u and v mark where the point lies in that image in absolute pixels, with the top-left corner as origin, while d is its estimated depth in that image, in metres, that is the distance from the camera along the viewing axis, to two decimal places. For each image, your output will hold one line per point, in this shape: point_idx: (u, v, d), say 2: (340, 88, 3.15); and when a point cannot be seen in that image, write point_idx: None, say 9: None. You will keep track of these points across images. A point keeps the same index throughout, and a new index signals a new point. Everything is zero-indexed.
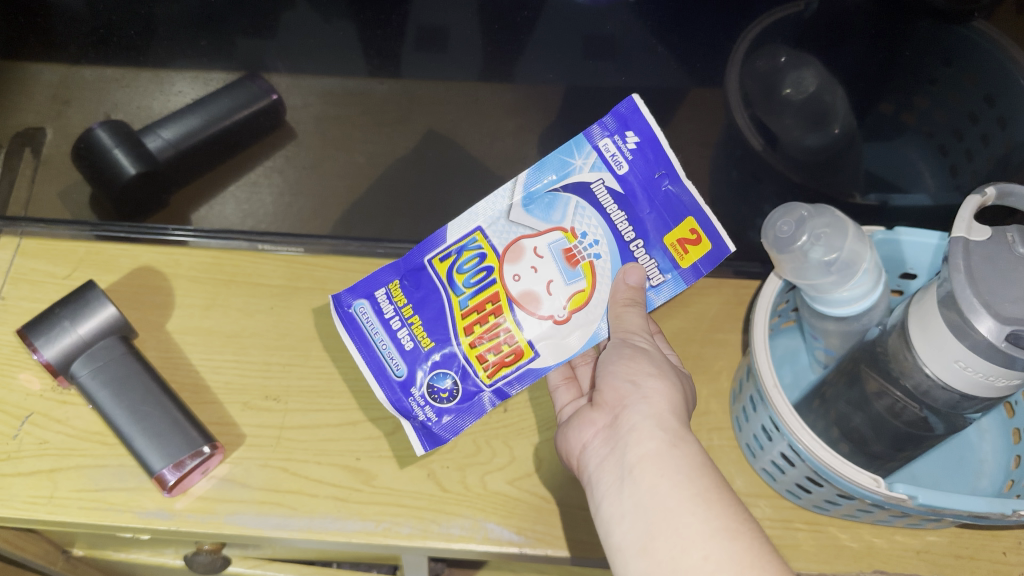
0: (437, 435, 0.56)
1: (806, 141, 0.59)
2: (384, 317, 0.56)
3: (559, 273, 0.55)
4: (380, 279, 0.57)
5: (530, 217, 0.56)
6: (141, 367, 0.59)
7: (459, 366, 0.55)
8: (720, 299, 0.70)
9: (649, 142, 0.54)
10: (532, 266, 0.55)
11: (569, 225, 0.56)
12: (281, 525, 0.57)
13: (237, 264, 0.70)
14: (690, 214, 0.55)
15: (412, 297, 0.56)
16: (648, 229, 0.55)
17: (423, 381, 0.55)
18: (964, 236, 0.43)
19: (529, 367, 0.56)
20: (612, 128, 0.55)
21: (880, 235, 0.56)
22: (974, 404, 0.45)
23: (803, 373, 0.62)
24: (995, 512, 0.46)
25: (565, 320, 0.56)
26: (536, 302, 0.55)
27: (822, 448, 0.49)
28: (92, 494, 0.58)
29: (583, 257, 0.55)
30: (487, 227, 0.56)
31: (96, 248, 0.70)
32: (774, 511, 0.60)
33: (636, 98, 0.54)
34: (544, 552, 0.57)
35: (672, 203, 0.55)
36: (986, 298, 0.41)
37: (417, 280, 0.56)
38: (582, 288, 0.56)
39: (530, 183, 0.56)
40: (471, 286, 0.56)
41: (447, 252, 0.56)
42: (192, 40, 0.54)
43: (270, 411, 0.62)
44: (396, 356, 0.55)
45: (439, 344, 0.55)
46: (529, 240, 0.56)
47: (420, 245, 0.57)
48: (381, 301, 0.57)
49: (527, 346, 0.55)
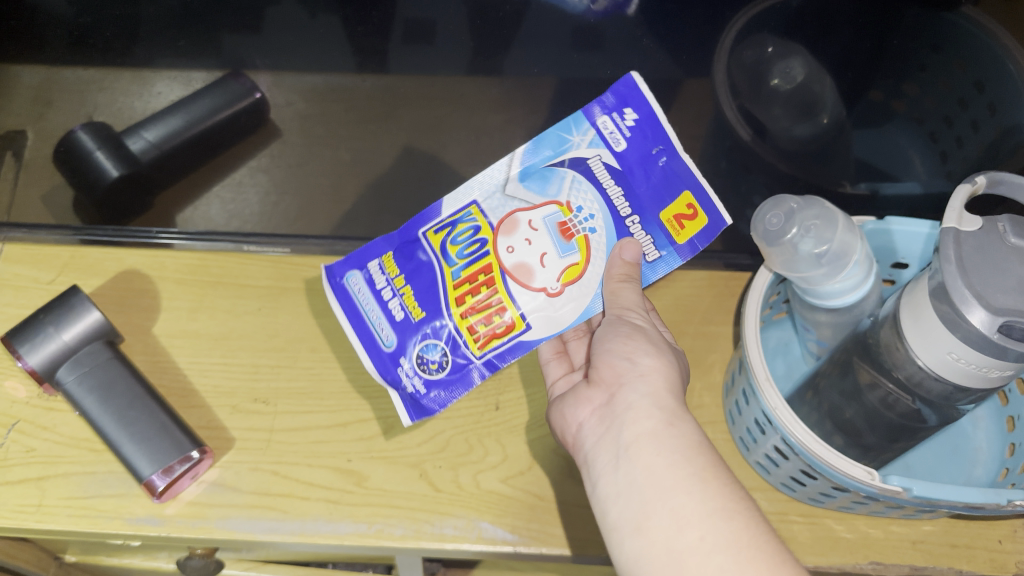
0: (424, 407, 0.56)
1: (795, 132, 0.59)
2: (376, 289, 0.57)
3: (553, 246, 0.55)
4: (374, 251, 0.59)
5: (528, 189, 0.56)
6: (128, 372, 0.58)
7: (448, 337, 0.55)
8: (711, 292, 0.69)
9: (646, 119, 0.55)
10: (526, 238, 0.55)
11: (564, 199, 0.56)
12: (272, 529, 0.57)
13: (223, 265, 0.69)
14: (686, 189, 0.55)
15: (405, 268, 0.57)
16: (643, 206, 0.56)
17: (413, 352, 0.56)
18: (955, 226, 0.42)
19: (519, 340, 0.55)
20: (611, 105, 0.56)
21: (871, 224, 0.55)
22: (966, 396, 0.45)
23: (796, 365, 0.62)
24: (990, 502, 0.46)
25: (559, 295, 0.55)
26: (530, 275, 0.55)
27: (815, 442, 0.48)
28: (81, 502, 0.57)
29: (577, 230, 0.55)
30: (482, 202, 0.57)
31: (80, 252, 0.68)
32: (769, 504, 0.60)
33: (637, 74, 0.55)
34: (538, 550, 0.57)
35: (670, 175, 0.55)
36: (979, 289, 0.40)
37: (410, 252, 0.57)
38: (576, 262, 0.55)
39: (527, 158, 0.57)
40: (464, 258, 0.56)
41: (441, 226, 0.57)
42: (170, 41, 0.54)
43: (259, 414, 0.62)
44: (386, 326, 0.56)
45: (430, 315, 0.56)
46: (523, 212, 0.56)
47: (415, 218, 0.58)
48: (373, 272, 0.58)
49: (519, 319, 0.55)
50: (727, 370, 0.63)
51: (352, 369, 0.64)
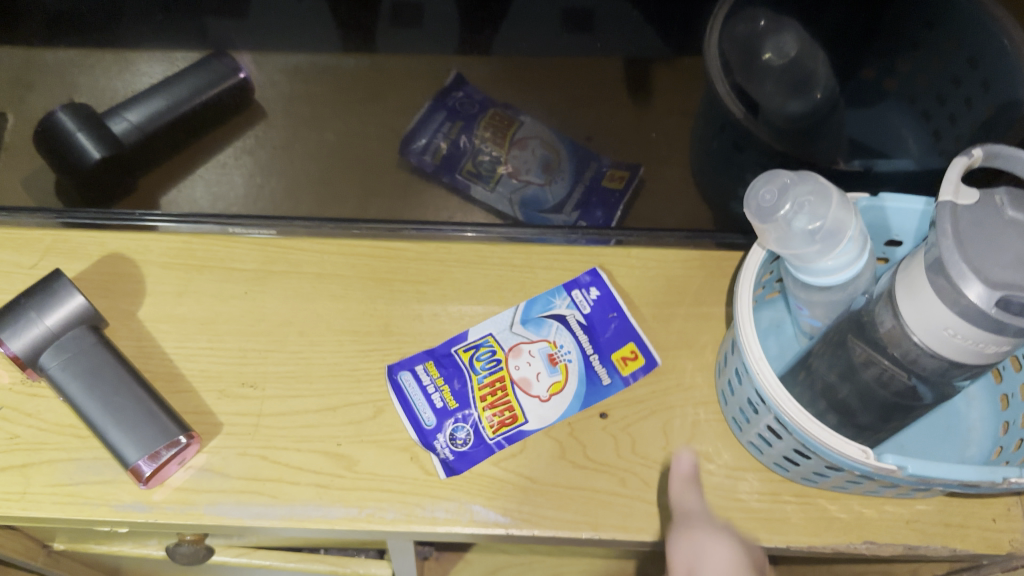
0: (457, 465, 0.58)
1: (788, 108, 0.68)
2: (424, 385, 0.61)
3: (543, 368, 0.63)
4: (417, 355, 0.63)
5: (526, 329, 0.64)
6: (113, 357, 0.57)
7: (473, 422, 0.60)
8: (704, 272, 0.68)
9: (607, 298, 0.66)
10: (527, 360, 0.63)
11: (552, 337, 0.64)
12: (261, 514, 0.56)
13: (208, 249, 0.67)
14: (631, 339, 0.64)
15: (445, 372, 0.62)
16: (601, 346, 0.64)
17: (448, 430, 0.60)
18: (951, 199, 0.42)
19: (520, 430, 0.60)
20: (582, 283, 0.67)
21: (865, 201, 0.55)
22: (962, 372, 0.44)
23: (789, 345, 0.62)
24: (985, 480, 0.45)
25: (548, 403, 0.61)
26: (529, 385, 0.62)
27: (807, 420, 0.48)
28: (66, 489, 0.56)
29: (561, 359, 0.63)
30: (498, 333, 0.64)
31: (63, 235, 0.66)
32: (762, 484, 0.59)
33: (598, 267, 0.68)
34: (530, 532, 0.56)
35: (623, 332, 0.65)
36: (975, 264, 0.40)
37: (448, 365, 0.63)
38: (559, 380, 0.62)
39: (528, 309, 0.65)
40: (485, 369, 0.63)
41: (470, 345, 0.64)
42: (150, 15, 0.61)
43: (247, 399, 0.61)
44: (428, 410, 0.61)
45: (462, 406, 0.61)
46: (525, 343, 0.64)
47: (446, 340, 0.64)
48: (421, 373, 0.62)
49: (521, 412, 0.61)
50: (720, 350, 0.62)
51: (341, 352, 0.63)
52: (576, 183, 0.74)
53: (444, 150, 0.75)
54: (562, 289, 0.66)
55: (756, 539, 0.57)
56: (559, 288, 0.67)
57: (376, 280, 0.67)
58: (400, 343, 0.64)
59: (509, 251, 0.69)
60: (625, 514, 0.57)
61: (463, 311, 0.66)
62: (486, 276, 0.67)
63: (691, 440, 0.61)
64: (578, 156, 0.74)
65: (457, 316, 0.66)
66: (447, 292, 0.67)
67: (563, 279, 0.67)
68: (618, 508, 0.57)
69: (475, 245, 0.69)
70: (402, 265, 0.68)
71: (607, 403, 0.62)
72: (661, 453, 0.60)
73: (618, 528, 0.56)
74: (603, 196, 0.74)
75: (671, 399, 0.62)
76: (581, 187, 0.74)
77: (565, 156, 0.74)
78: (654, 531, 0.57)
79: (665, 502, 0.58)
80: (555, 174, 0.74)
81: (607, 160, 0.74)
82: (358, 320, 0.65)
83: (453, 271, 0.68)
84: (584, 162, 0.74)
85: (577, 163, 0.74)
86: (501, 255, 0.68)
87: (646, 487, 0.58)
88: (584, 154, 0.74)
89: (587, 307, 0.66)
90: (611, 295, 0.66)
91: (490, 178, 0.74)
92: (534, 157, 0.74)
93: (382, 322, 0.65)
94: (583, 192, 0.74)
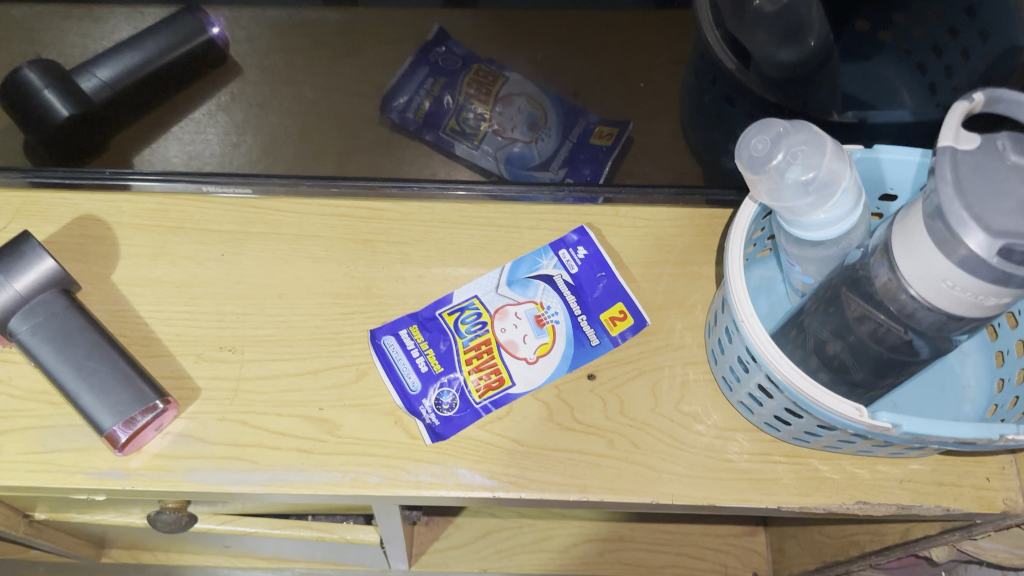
0: (443, 430, 0.57)
1: (780, 57, 0.64)
2: (408, 349, 0.60)
3: (530, 330, 0.61)
4: (402, 320, 0.61)
5: (512, 291, 0.63)
6: (85, 321, 0.56)
7: (458, 386, 0.59)
8: (693, 230, 0.67)
9: (595, 256, 0.64)
10: (514, 322, 0.62)
11: (539, 299, 0.63)
12: (242, 480, 0.55)
13: (184, 210, 0.65)
14: (620, 299, 0.63)
15: (430, 338, 0.61)
16: (590, 306, 0.62)
17: (433, 395, 0.58)
18: (952, 145, 0.40)
19: (507, 393, 0.59)
20: (568, 243, 0.65)
21: (859, 153, 0.53)
22: (960, 327, 0.43)
23: (779, 304, 0.60)
24: (982, 437, 0.44)
25: (535, 365, 0.60)
26: (515, 348, 0.61)
27: (800, 378, 0.47)
28: (40, 457, 0.55)
29: (548, 320, 0.62)
30: (483, 295, 0.63)
31: (32, 196, 0.64)
32: (752, 445, 0.58)
33: (586, 226, 0.66)
34: (517, 495, 0.55)
35: (612, 292, 0.63)
36: (976, 212, 0.38)
37: (434, 331, 0.61)
38: (547, 342, 0.61)
39: (513, 271, 0.64)
40: (471, 333, 0.61)
41: (455, 308, 0.62)
42: None
43: (225, 362, 0.59)
44: (412, 374, 0.59)
45: (447, 370, 0.60)
46: (511, 305, 0.62)
47: (431, 303, 0.62)
48: (405, 338, 0.60)
49: (507, 375, 0.59)
50: (709, 309, 0.61)
51: (321, 315, 0.61)
52: (563, 141, 0.79)
53: (427, 108, 0.80)
54: (549, 249, 0.65)
55: (746, 500, 0.56)
56: (545, 247, 0.65)
57: (357, 241, 0.65)
58: (383, 306, 0.62)
59: (494, 211, 0.67)
60: (614, 476, 0.56)
61: (447, 273, 0.64)
62: (471, 236, 0.66)
63: (681, 401, 0.59)
64: (564, 113, 0.80)
65: (441, 277, 0.64)
66: (430, 254, 0.65)
67: (550, 239, 0.66)
68: (606, 470, 0.56)
69: (459, 203, 0.67)
70: (385, 225, 0.66)
71: (595, 364, 0.60)
72: (651, 415, 0.59)
73: (607, 490, 0.55)
74: (592, 152, 0.78)
75: (660, 359, 0.61)
76: (568, 144, 0.79)
77: (549, 113, 0.80)
78: (643, 493, 0.55)
79: (654, 463, 0.57)
80: (542, 132, 0.79)
81: (595, 117, 0.80)
82: (339, 282, 0.63)
83: (437, 232, 0.66)
84: (571, 120, 0.80)
85: (564, 120, 0.80)
86: (486, 215, 0.67)
87: (635, 449, 0.57)
88: (570, 112, 0.80)
89: (574, 266, 0.64)
90: (600, 254, 0.64)
91: (474, 137, 0.79)
92: (520, 114, 0.80)
93: (364, 284, 0.63)
94: (570, 148, 0.78)
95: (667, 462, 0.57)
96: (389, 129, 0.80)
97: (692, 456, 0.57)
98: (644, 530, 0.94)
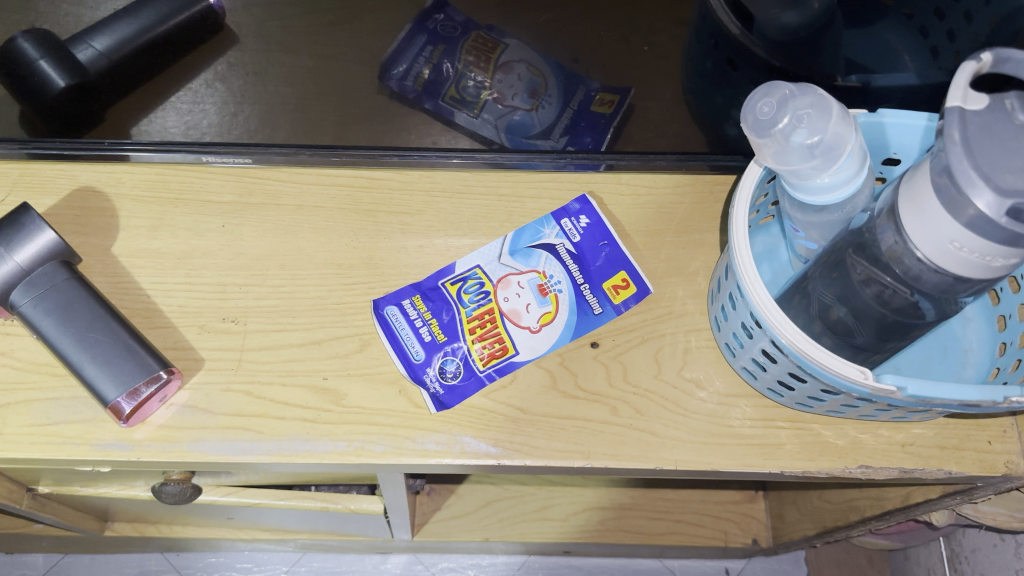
0: (449, 399, 0.57)
1: (784, 19, 0.66)
2: (411, 319, 0.60)
3: (533, 300, 0.61)
4: (405, 290, 0.61)
5: (514, 261, 0.63)
6: (87, 292, 0.55)
7: (462, 355, 0.59)
8: (694, 197, 0.66)
9: (597, 224, 0.64)
10: (517, 291, 0.62)
11: (542, 268, 0.63)
12: (247, 450, 0.55)
13: (183, 180, 0.65)
14: (623, 268, 0.63)
15: (434, 308, 0.61)
16: (592, 276, 0.62)
17: (437, 364, 0.59)
18: (960, 105, 0.40)
19: (511, 361, 0.59)
20: (569, 212, 0.65)
21: (863, 117, 0.53)
22: (966, 289, 0.43)
23: (782, 270, 0.60)
24: (986, 400, 0.44)
25: (538, 333, 0.60)
26: (519, 318, 0.61)
27: (805, 341, 0.47)
28: (45, 429, 0.55)
29: (551, 289, 0.62)
30: (486, 265, 0.63)
31: (30, 168, 0.64)
32: (755, 411, 0.58)
33: (588, 195, 0.66)
34: (522, 462, 0.55)
35: (614, 261, 0.63)
36: (986, 171, 0.39)
37: (437, 300, 0.61)
38: (549, 311, 0.61)
39: (514, 240, 0.64)
40: (474, 302, 0.61)
41: (458, 278, 0.62)
42: None
43: (229, 333, 0.59)
44: (416, 344, 0.59)
45: (451, 339, 0.60)
46: (514, 274, 0.62)
47: (433, 272, 0.62)
48: (409, 308, 0.60)
49: (511, 344, 0.60)
50: (712, 277, 0.61)
51: (323, 286, 0.61)
52: (564, 108, 0.80)
53: (427, 76, 0.81)
54: (551, 218, 0.64)
55: (749, 465, 0.56)
56: (548, 216, 0.65)
57: (359, 211, 0.65)
58: (385, 276, 0.62)
59: (496, 179, 0.66)
60: (617, 442, 0.56)
61: (449, 243, 0.64)
62: (472, 206, 0.65)
63: (684, 367, 0.60)
64: (566, 78, 0.81)
65: (443, 248, 0.64)
66: (432, 223, 0.65)
67: (552, 208, 0.65)
68: (610, 437, 0.56)
69: (459, 172, 0.67)
70: (386, 195, 0.65)
71: (598, 332, 0.60)
72: (654, 381, 0.59)
73: (611, 457, 0.56)
74: (592, 120, 0.80)
75: (662, 327, 0.61)
76: (569, 112, 0.80)
77: (550, 78, 0.81)
78: (646, 459, 0.56)
79: (657, 429, 0.57)
80: (543, 99, 0.81)
81: (596, 83, 0.80)
82: (340, 253, 0.63)
83: (438, 202, 0.66)
84: (573, 86, 0.81)
85: (566, 86, 0.81)
86: (487, 184, 0.66)
87: (638, 415, 0.57)
88: (571, 78, 0.81)
89: (576, 235, 0.64)
90: (602, 223, 0.64)
91: (474, 105, 0.81)
92: (520, 81, 0.81)
93: (365, 254, 0.63)
94: (571, 117, 0.80)
95: (670, 428, 0.57)
96: (388, 96, 0.81)
97: (695, 422, 0.58)
98: (645, 497, 0.94)
